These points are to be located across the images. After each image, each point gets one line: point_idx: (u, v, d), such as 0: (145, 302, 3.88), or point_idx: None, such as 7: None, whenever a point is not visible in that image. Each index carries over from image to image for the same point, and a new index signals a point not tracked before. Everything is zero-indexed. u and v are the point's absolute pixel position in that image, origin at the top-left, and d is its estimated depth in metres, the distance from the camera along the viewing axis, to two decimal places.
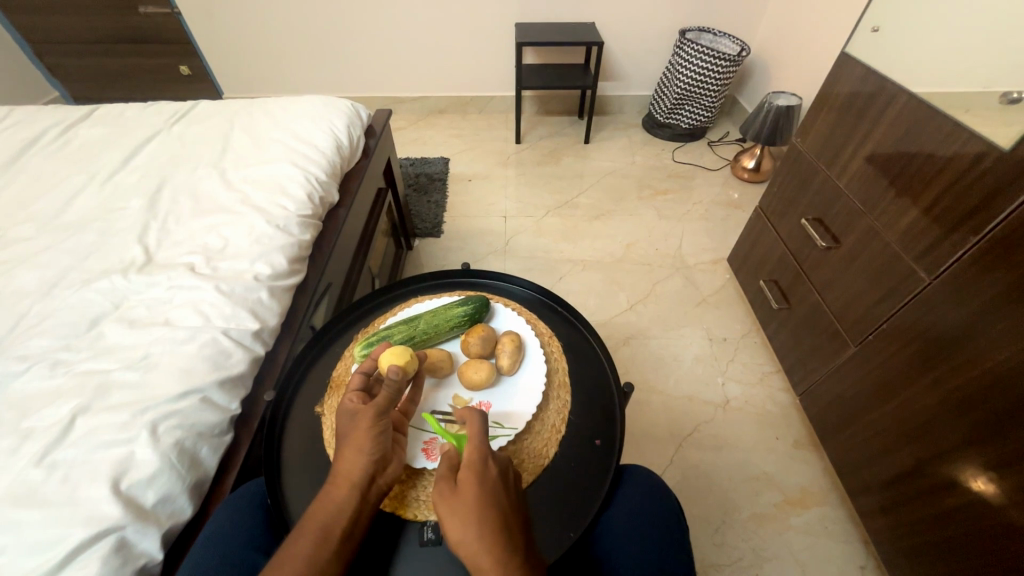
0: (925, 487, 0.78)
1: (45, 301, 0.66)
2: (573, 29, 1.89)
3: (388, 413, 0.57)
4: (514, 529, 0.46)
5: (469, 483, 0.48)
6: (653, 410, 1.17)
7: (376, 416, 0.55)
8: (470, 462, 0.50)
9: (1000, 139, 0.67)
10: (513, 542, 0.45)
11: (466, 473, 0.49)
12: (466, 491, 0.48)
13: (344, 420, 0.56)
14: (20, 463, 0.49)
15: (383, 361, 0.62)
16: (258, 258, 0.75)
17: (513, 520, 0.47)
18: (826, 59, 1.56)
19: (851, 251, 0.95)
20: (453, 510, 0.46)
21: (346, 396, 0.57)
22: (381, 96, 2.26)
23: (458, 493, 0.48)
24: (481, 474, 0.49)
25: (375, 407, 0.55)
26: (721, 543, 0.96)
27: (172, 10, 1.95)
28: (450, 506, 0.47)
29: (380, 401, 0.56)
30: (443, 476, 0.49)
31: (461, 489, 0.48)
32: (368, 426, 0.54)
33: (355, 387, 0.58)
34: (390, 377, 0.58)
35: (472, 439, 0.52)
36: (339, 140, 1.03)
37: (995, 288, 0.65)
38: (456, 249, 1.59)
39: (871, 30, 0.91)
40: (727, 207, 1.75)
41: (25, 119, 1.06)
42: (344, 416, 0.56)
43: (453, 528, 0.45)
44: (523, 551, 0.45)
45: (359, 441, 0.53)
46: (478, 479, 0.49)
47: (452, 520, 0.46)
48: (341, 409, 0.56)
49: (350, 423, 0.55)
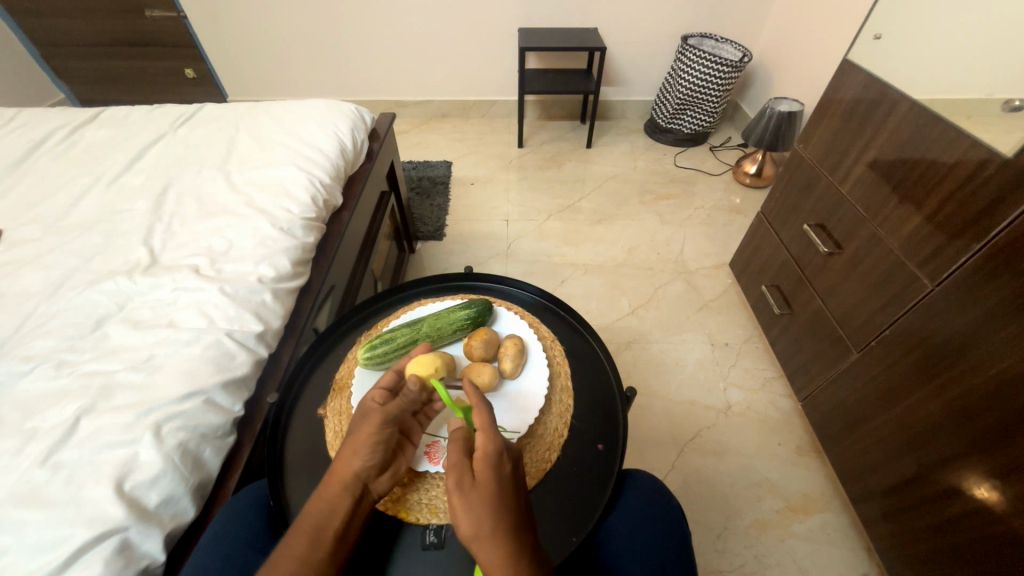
0: (929, 494, 0.78)
1: (51, 301, 0.66)
2: (575, 34, 1.90)
3: (395, 421, 0.57)
4: (524, 529, 0.46)
5: (484, 478, 0.47)
6: (655, 414, 1.17)
7: (382, 421, 0.55)
8: (485, 454, 0.49)
9: (1003, 146, 0.67)
10: (523, 542, 0.45)
11: (482, 467, 0.48)
12: (481, 487, 0.47)
13: (357, 418, 0.56)
14: (24, 463, 0.49)
15: (409, 368, 0.62)
16: (262, 260, 0.75)
17: (523, 519, 0.47)
18: (829, 65, 1.56)
19: (853, 257, 0.96)
20: (467, 505, 0.46)
21: (370, 393, 0.58)
22: (384, 100, 2.28)
23: (473, 488, 0.47)
24: (496, 469, 0.48)
25: (381, 412, 0.55)
26: (723, 549, 0.96)
27: (179, 13, 1.96)
28: (465, 501, 0.46)
29: (389, 408, 0.56)
30: (457, 466, 0.48)
31: (476, 484, 0.47)
32: (372, 429, 0.54)
33: (383, 385, 0.60)
34: (408, 388, 0.59)
35: (485, 429, 0.50)
36: (343, 143, 1.04)
37: (1000, 294, 0.65)
38: (458, 252, 1.59)
39: (873, 37, 0.92)
40: (729, 212, 1.75)
41: (32, 120, 1.07)
42: (359, 413, 0.57)
43: (467, 523, 0.45)
44: (533, 552, 0.45)
45: (358, 443, 0.53)
46: (493, 473, 0.48)
47: (467, 515, 0.45)
48: (361, 405, 0.58)
49: (359, 421, 0.55)
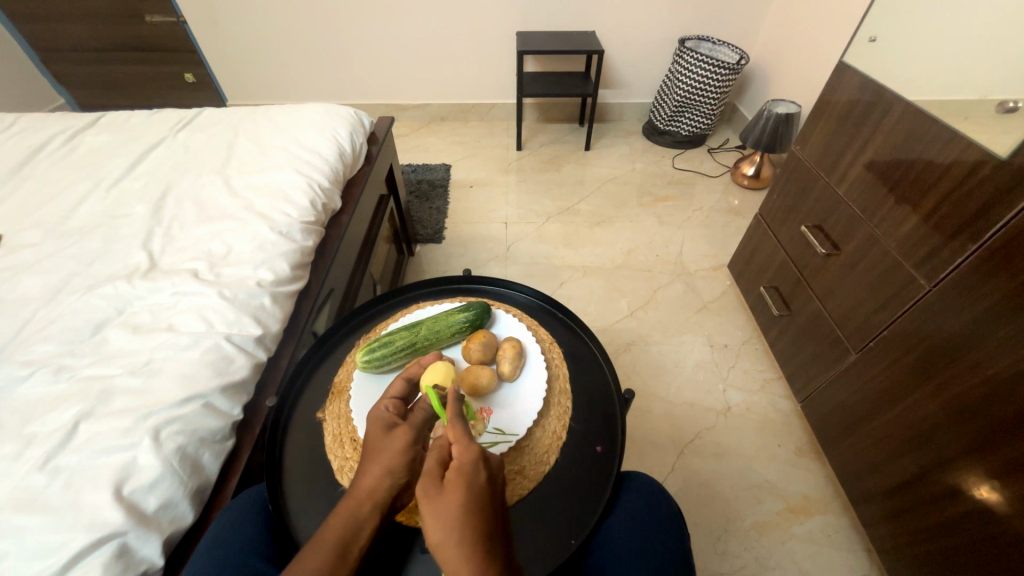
0: (929, 494, 0.78)
1: (50, 306, 0.66)
2: (572, 37, 1.90)
3: (422, 439, 0.55)
4: (498, 544, 0.43)
5: (458, 485, 0.46)
6: (654, 416, 1.17)
7: (411, 441, 0.53)
8: (461, 463, 0.48)
9: (997, 148, 0.68)
10: (494, 554, 0.42)
11: (455, 474, 0.47)
12: (453, 492, 0.45)
13: (376, 428, 0.54)
14: (22, 469, 0.49)
15: (421, 377, 0.63)
16: (261, 264, 0.75)
17: (500, 532, 0.45)
18: (826, 67, 1.57)
19: (851, 257, 0.96)
20: (437, 510, 0.44)
21: (382, 403, 0.58)
22: (382, 104, 2.29)
23: (444, 493, 0.45)
24: (471, 477, 0.47)
25: (411, 429, 0.54)
26: (723, 551, 0.96)
27: (179, 18, 1.97)
28: (434, 506, 0.44)
29: (414, 423, 0.55)
30: (431, 473, 0.48)
31: (448, 489, 0.46)
32: (401, 445, 0.52)
33: (393, 394, 0.60)
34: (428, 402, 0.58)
35: (463, 441, 0.50)
36: (342, 147, 1.04)
37: (997, 295, 0.65)
38: (457, 255, 1.60)
39: (869, 39, 0.92)
40: (727, 213, 1.76)
41: (32, 126, 1.08)
42: (377, 424, 0.55)
43: (434, 529, 0.43)
44: (506, 566, 0.42)
45: (386, 458, 0.51)
46: (466, 481, 0.47)
47: (434, 520, 0.43)
48: (374, 414, 0.57)
49: (381, 433, 0.54)
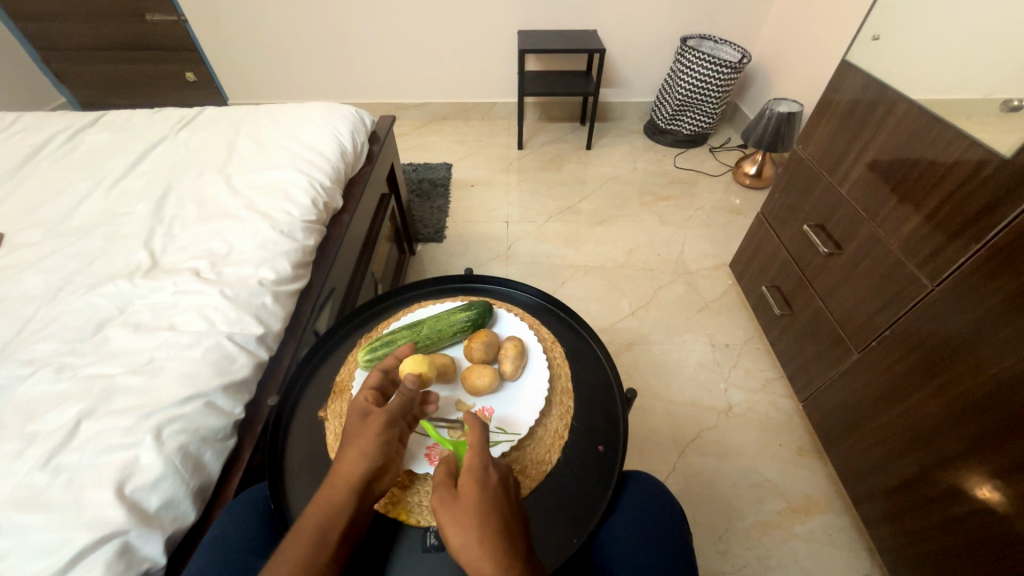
0: (931, 495, 0.78)
1: (51, 305, 0.66)
2: (574, 35, 1.90)
3: (398, 422, 0.56)
4: (516, 535, 0.45)
5: (469, 488, 0.47)
6: (656, 416, 1.17)
7: (387, 422, 0.54)
8: (470, 467, 0.49)
9: (1001, 146, 0.67)
10: (513, 547, 0.44)
11: (466, 478, 0.48)
12: (467, 496, 0.47)
13: (354, 417, 0.56)
14: (24, 467, 0.49)
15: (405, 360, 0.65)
16: (263, 263, 0.75)
17: (518, 526, 0.47)
18: (828, 66, 1.57)
19: (853, 257, 0.96)
20: (455, 517, 0.46)
21: (360, 393, 0.58)
22: (384, 103, 2.29)
23: (458, 500, 0.47)
24: (482, 479, 0.48)
25: (387, 413, 0.55)
26: (724, 551, 0.96)
27: (180, 17, 1.97)
28: (451, 514, 0.46)
29: (392, 408, 0.56)
30: (443, 483, 0.49)
31: (461, 494, 0.47)
32: (377, 429, 0.54)
33: (371, 384, 0.60)
34: (406, 386, 0.59)
35: (473, 446, 0.51)
36: (343, 145, 1.04)
37: (1000, 295, 0.65)
38: (458, 254, 1.60)
39: (872, 38, 0.92)
40: (729, 212, 1.75)
41: (32, 125, 1.08)
42: (356, 412, 0.56)
43: (455, 535, 0.45)
44: (527, 557, 0.44)
45: (363, 444, 0.53)
46: (478, 484, 0.48)
47: (454, 527, 0.45)
48: (352, 405, 0.57)
49: (359, 420, 0.55)
